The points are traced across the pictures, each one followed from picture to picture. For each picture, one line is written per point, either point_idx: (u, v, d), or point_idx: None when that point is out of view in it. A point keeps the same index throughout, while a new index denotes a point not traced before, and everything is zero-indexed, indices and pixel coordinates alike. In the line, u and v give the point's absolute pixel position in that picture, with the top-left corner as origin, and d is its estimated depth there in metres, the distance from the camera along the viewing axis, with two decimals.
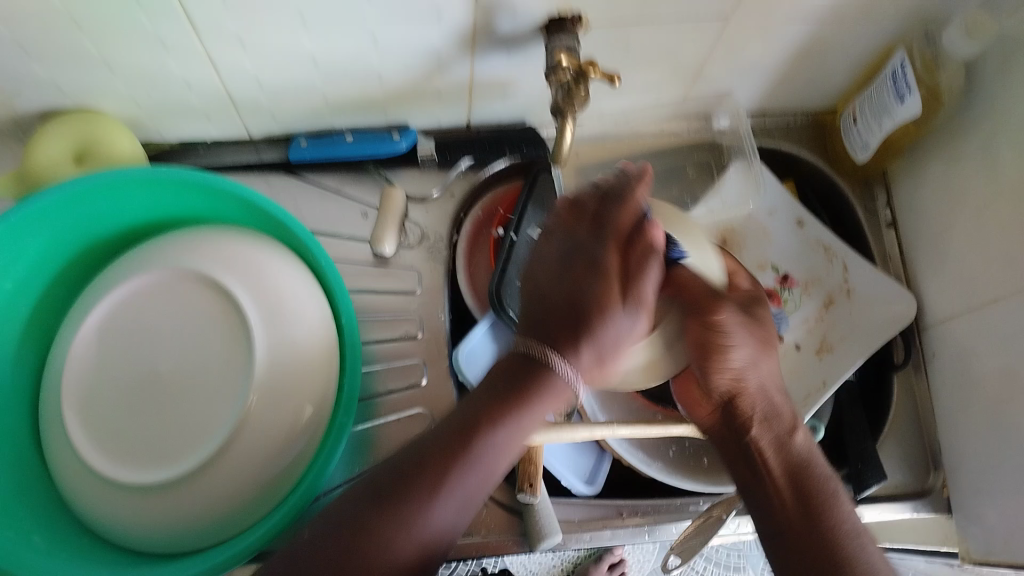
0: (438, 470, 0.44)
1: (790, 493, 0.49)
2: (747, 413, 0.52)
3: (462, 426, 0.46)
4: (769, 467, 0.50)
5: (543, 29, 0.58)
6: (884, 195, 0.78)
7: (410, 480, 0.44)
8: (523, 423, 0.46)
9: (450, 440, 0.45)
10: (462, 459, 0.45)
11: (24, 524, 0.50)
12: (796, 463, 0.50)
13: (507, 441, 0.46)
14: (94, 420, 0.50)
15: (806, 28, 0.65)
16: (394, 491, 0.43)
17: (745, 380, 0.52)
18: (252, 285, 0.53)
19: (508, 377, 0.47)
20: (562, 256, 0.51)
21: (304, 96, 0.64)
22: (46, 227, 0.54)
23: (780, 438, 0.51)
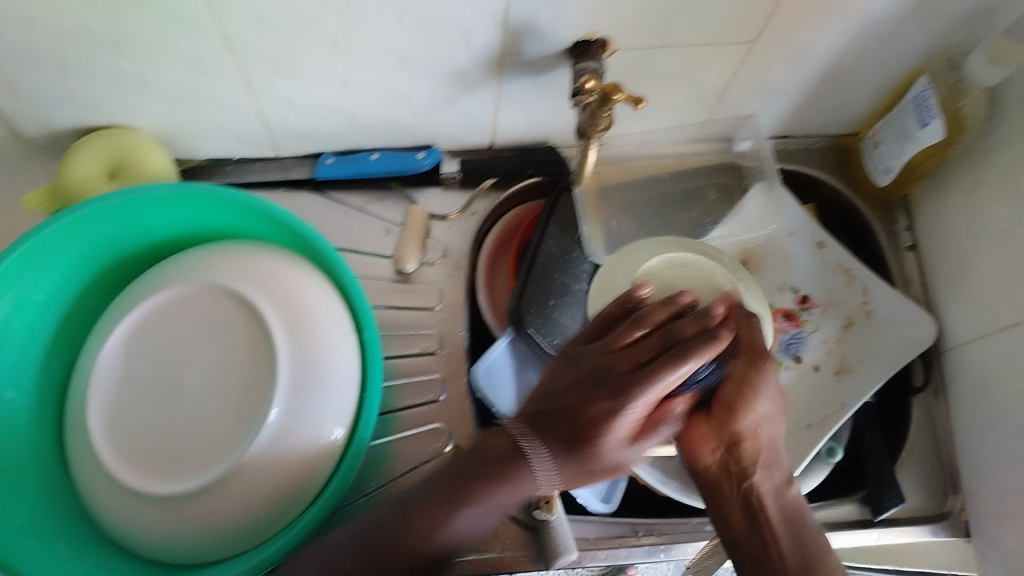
0: (437, 513, 0.48)
1: (784, 537, 0.49)
2: (749, 462, 0.51)
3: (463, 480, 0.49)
4: (766, 517, 0.50)
5: (569, 53, 0.59)
6: (905, 219, 0.77)
7: (411, 526, 0.48)
8: (503, 495, 0.48)
9: (449, 492, 0.49)
10: (459, 509, 0.48)
11: (47, 533, 0.52)
12: (792, 513, 0.50)
13: (486, 509, 0.48)
14: (120, 429, 0.51)
15: (828, 53, 0.65)
16: (397, 537, 0.47)
17: (758, 431, 0.51)
18: (275, 299, 0.54)
19: (482, 454, 0.49)
20: (586, 376, 0.48)
21: (331, 116, 0.65)
22: (77, 242, 0.55)
23: (777, 487, 0.51)
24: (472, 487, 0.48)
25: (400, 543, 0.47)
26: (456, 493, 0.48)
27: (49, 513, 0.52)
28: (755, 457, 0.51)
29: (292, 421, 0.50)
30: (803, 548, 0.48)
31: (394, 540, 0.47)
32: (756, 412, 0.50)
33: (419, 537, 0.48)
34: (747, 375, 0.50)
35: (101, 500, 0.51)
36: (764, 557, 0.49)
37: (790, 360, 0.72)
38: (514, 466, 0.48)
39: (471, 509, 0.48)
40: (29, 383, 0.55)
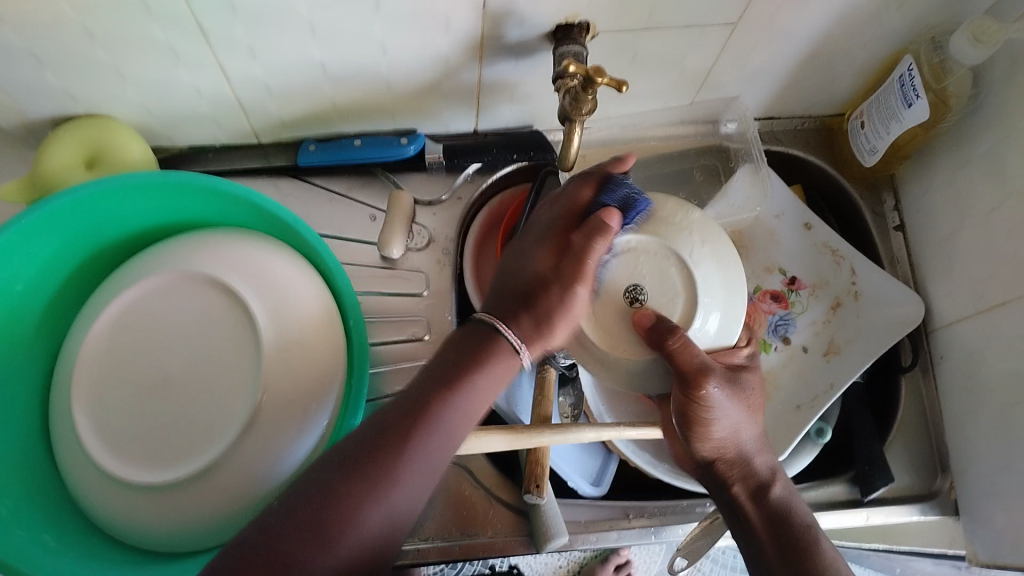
0: (390, 453, 0.44)
1: (782, 522, 0.51)
2: (725, 471, 0.54)
3: (418, 400, 0.46)
4: (751, 520, 0.52)
5: (551, 36, 0.59)
6: (891, 199, 0.78)
7: (378, 455, 0.43)
8: (476, 395, 0.47)
9: (404, 420, 0.45)
10: (412, 444, 0.44)
11: (38, 522, 0.51)
12: (774, 511, 0.52)
13: (457, 422, 0.46)
14: (104, 420, 0.51)
15: (812, 35, 0.65)
16: (366, 464, 0.43)
17: (726, 446, 0.53)
18: (259, 287, 0.53)
19: (463, 351, 0.48)
20: (530, 248, 0.53)
21: (312, 102, 0.64)
22: (57, 232, 0.54)
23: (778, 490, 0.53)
24: (442, 395, 0.46)
25: (369, 474, 0.43)
26: (429, 402, 0.46)
27: (38, 506, 0.52)
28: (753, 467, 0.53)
29: (278, 410, 0.50)
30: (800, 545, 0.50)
31: (362, 463, 0.43)
32: (712, 435, 0.52)
33: (384, 465, 0.43)
34: (690, 403, 0.50)
35: (90, 490, 0.51)
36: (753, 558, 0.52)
37: (779, 342, 0.71)
38: (496, 351, 0.48)
39: (444, 423, 0.46)
40: (14, 377, 0.54)
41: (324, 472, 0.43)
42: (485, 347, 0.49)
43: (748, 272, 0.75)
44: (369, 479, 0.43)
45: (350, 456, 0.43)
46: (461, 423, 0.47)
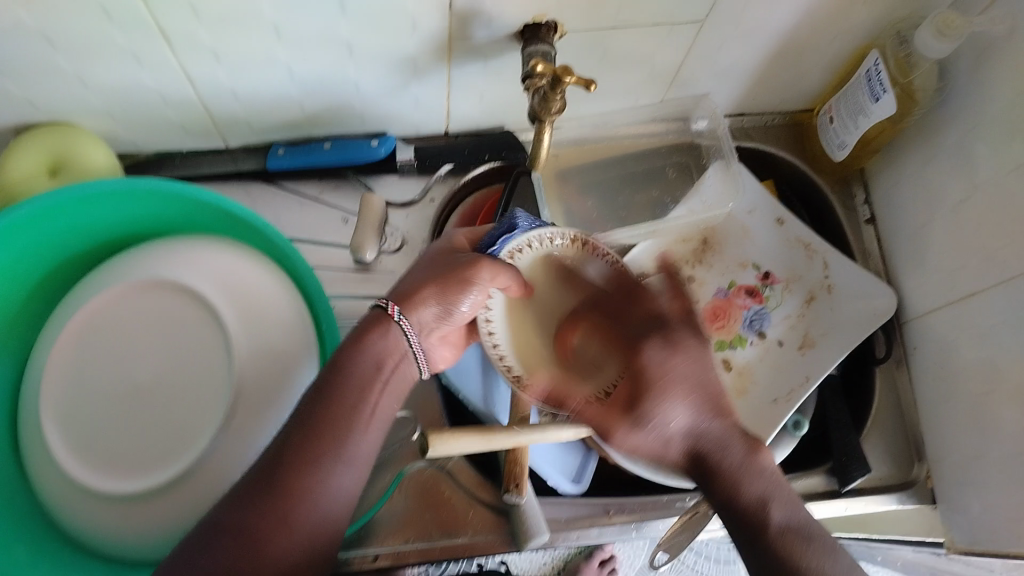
0: (300, 477, 0.44)
1: (756, 522, 0.46)
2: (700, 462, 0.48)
3: (311, 428, 0.45)
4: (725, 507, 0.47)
5: (519, 35, 0.58)
6: (862, 193, 0.78)
7: (294, 466, 0.44)
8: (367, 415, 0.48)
9: (302, 445, 0.45)
10: (319, 466, 0.44)
11: (8, 534, 0.50)
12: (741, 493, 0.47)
13: (370, 429, 0.48)
14: (75, 430, 0.50)
15: (780, 31, 0.65)
16: (285, 479, 0.43)
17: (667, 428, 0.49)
18: (229, 292, 0.53)
19: (355, 356, 0.49)
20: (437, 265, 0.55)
21: (281, 106, 0.64)
22: (23, 241, 0.53)
23: (737, 468, 0.47)
24: (342, 409, 0.46)
25: (273, 494, 0.43)
26: (339, 408, 0.46)
27: (8, 517, 0.50)
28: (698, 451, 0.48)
29: (252, 416, 0.49)
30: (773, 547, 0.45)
31: (278, 479, 0.43)
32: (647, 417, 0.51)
33: (291, 486, 0.43)
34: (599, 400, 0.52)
35: (62, 501, 0.49)
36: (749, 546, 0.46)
37: (755, 336, 0.72)
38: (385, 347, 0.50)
39: (358, 429, 0.47)
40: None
41: (240, 497, 0.42)
42: (379, 331, 0.50)
43: (720, 268, 0.75)
44: (292, 491, 0.43)
45: (263, 477, 0.43)
46: (367, 433, 0.47)
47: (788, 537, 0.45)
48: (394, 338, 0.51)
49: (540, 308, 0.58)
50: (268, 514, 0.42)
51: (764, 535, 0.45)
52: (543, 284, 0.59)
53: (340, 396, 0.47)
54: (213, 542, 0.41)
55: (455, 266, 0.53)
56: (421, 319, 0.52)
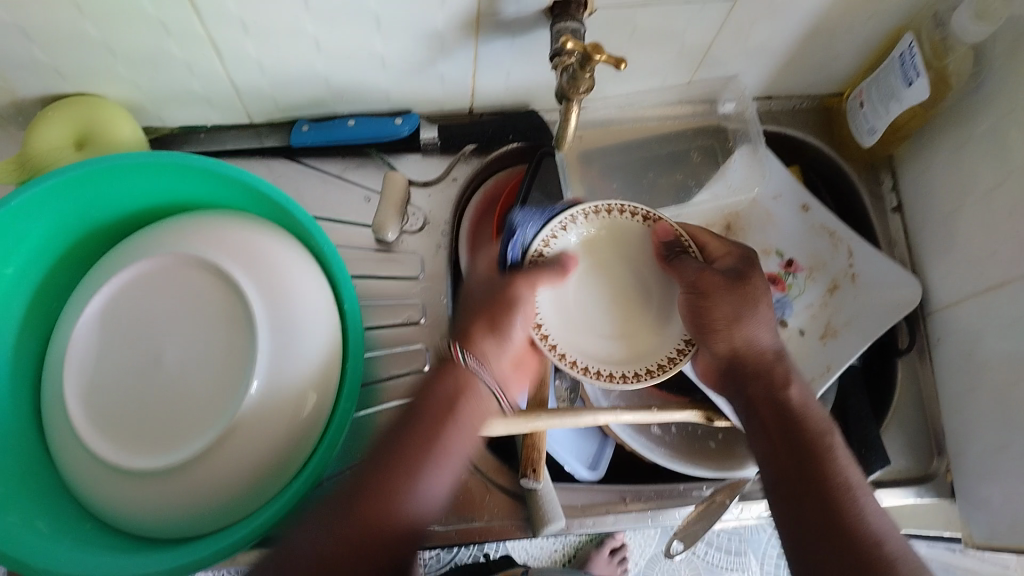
0: (378, 492, 0.45)
1: (783, 449, 0.52)
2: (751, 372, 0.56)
3: (391, 458, 0.47)
4: (769, 425, 0.54)
5: (549, 12, 0.57)
6: (890, 179, 0.77)
7: (368, 494, 0.45)
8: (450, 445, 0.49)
9: (382, 464, 0.47)
10: (400, 487, 0.46)
11: (30, 508, 0.51)
12: (786, 415, 0.53)
13: (447, 464, 0.48)
14: (97, 407, 0.50)
15: (813, 13, 0.64)
16: (358, 507, 0.45)
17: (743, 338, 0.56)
18: (253, 270, 0.53)
19: (431, 398, 0.50)
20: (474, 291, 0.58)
21: (306, 80, 0.63)
22: (48, 214, 0.54)
23: (770, 395, 0.55)
24: (420, 439, 0.48)
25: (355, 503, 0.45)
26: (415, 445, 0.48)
27: (31, 489, 0.51)
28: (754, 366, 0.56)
29: (271, 395, 0.50)
30: (804, 465, 0.50)
31: (352, 503, 0.45)
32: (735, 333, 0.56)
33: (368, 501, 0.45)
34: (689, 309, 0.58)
35: (85, 474, 0.50)
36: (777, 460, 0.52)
37: (777, 325, 0.71)
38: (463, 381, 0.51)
39: (434, 463, 0.48)
40: (4, 364, 0.53)
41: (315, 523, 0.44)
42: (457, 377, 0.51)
43: None
44: (367, 515, 0.44)
45: (340, 504, 0.45)
46: (446, 463, 0.48)
47: (821, 454, 0.51)
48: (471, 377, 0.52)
49: (600, 280, 0.63)
50: (342, 535, 0.43)
51: (803, 449, 0.51)
52: (614, 247, 0.63)
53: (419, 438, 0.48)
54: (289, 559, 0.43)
55: (496, 295, 0.55)
56: (484, 351, 0.53)
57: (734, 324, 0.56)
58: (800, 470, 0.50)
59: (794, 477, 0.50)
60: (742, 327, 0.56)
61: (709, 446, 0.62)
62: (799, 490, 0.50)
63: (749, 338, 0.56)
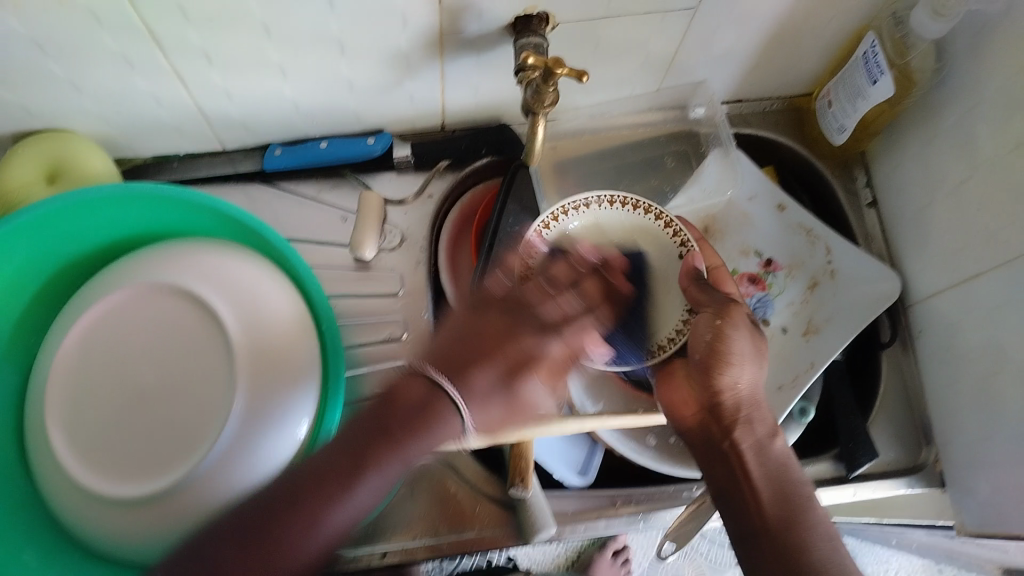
0: (304, 516, 0.41)
1: (767, 505, 0.47)
2: (733, 414, 0.51)
3: (339, 464, 0.42)
4: (747, 472, 0.49)
5: (511, 28, 0.57)
6: (863, 175, 0.78)
7: (286, 514, 0.41)
8: (400, 461, 0.44)
9: (323, 480, 0.42)
10: (332, 506, 0.41)
11: (16, 540, 0.50)
12: (775, 468, 0.49)
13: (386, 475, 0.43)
14: (79, 439, 0.50)
15: (775, 17, 0.65)
16: (267, 550, 0.40)
17: (741, 386, 0.51)
18: (231, 295, 0.53)
19: (399, 410, 0.44)
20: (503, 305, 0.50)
21: (275, 106, 0.63)
22: (21, 250, 0.54)
23: (759, 442, 0.50)
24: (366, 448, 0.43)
25: (274, 535, 0.40)
26: (351, 462, 0.43)
27: (14, 524, 0.51)
28: (735, 411, 0.51)
29: (255, 418, 0.49)
30: (783, 526, 0.46)
31: (264, 535, 0.40)
32: (734, 375, 0.50)
33: (290, 528, 0.40)
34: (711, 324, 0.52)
35: (67, 505, 0.50)
36: (745, 514, 0.48)
37: (759, 324, 0.71)
38: (439, 410, 0.45)
39: (356, 490, 0.42)
40: None
41: (216, 535, 0.40)
42: (437, 417, 0.45)
43: (722, 256, 0.74)
44: (267, 557, 0.39)
45: (250, 523, 0.40)
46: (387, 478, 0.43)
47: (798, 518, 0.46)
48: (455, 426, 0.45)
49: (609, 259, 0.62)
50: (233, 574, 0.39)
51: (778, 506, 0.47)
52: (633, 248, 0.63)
53: (357, 449, 0.43)
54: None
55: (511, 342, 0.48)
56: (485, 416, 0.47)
57: (728, 361, 0.50)
58: (779, 534, 0.46)
59: (766, 534, 0.46)
60: (737, 367, 0.51)
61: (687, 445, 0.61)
62: (769, 557, 0.46)
63: (736, 380, 0.51)
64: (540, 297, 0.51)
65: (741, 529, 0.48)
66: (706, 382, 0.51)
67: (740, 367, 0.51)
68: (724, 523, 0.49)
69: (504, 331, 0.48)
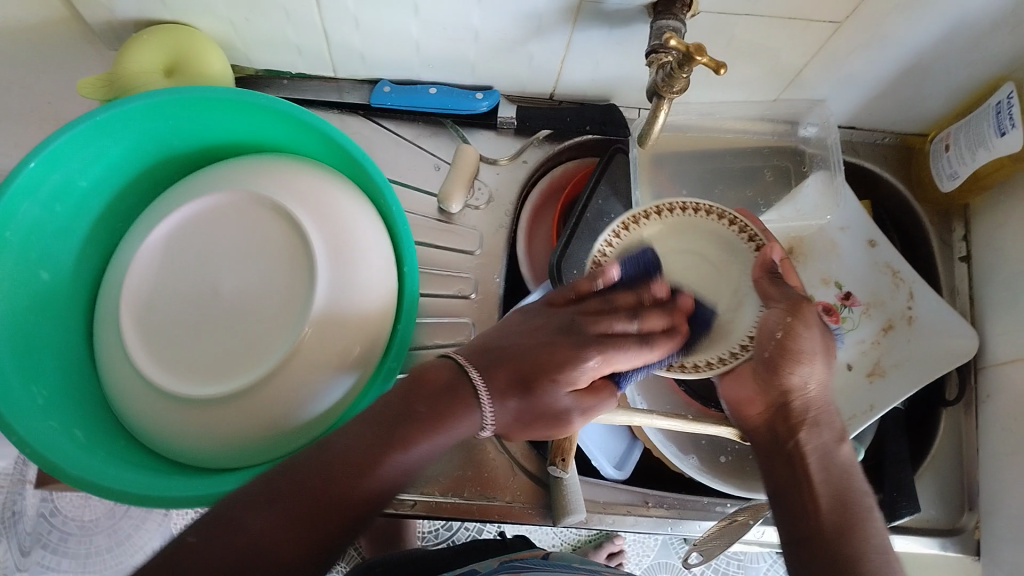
0: (343, 482, 0.40)
1: (824, 510, 0.46)
2: (798, 416, 0.50)
3: (371, 440, 0.42)
4: (808, 475, 0.48)
5: (653, 8, 0.56)
6: (962, 229, 0.75)
7: (322, 481, 0.40)
8: (424, 445, 0.44)
9: (357, 451, 0.42)
10: (370, 474, 0.41)
11: (70, 415, 0.52)
12: (839, 476, 0.48)
13: (413, 450, 0.43)
14: (154, 329, 0.52)
15: (917, 47, 0.63)
16: (306, 507, 0.39)
17: (806, 387, 0.50)
18: (321, 219, 0.53)
19: (419, 390, 0.45)
20: (556, 324, 0.50)
21: (396, 42, 0.64)
22: (128, 134, 0.55)
23: (824, 447, 0.49)
24: (393, 427, 0.43)
25: (309, 495, 0.39)
26: (384, 438, 0.43)
27: (71, 398, 0.53)
28: (802, 413, 0.50)
29: (321, 345, 0.50)
30: (840, 528, 0.45)
31: (300, 490, 0.39)
32: (805, 371, 0.50)
33: (325, 491, 0.40)
34: (786, 319, 0.51)
35: (125, 387, 0.52)
36: (804, 520, 0.46)
37: None
38: (461, 398, 0.45)
39: (389, 461, 0.42)
40: (55, 281, 0.55)
41: (250, 494, 0.39)
42: (460, 404, 0.45)
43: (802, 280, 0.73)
44: (302, 517, 0.39)
45: (283, 486, 0.40)
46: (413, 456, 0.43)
47: (853, 520, 0.45)
48: (472, 418, 0.45)
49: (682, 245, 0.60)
50: (263, 533, 0.38)
51: (834, 511, 0.46)
52: (701, 241, 0.60)
53: (385, 427, 0.43)
54: (206, 547, 0.37)
55: (537, 357, 0.47)
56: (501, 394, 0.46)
57: (797, 359, 0.50)
58: (835, 536, 0.45)
59: (821, 531, 0.45)
60: (803, 366, 0.50)
61: (720, 460, 0.61)
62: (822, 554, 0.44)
63: (805, 379, 0.50)
64: (595, 318, 0.50)
65: (796, 544, 0.46)
66: (771, 379, 0.50)
67: (808, 366, 0.50)
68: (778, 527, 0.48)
69: (540, 344, 0.48)
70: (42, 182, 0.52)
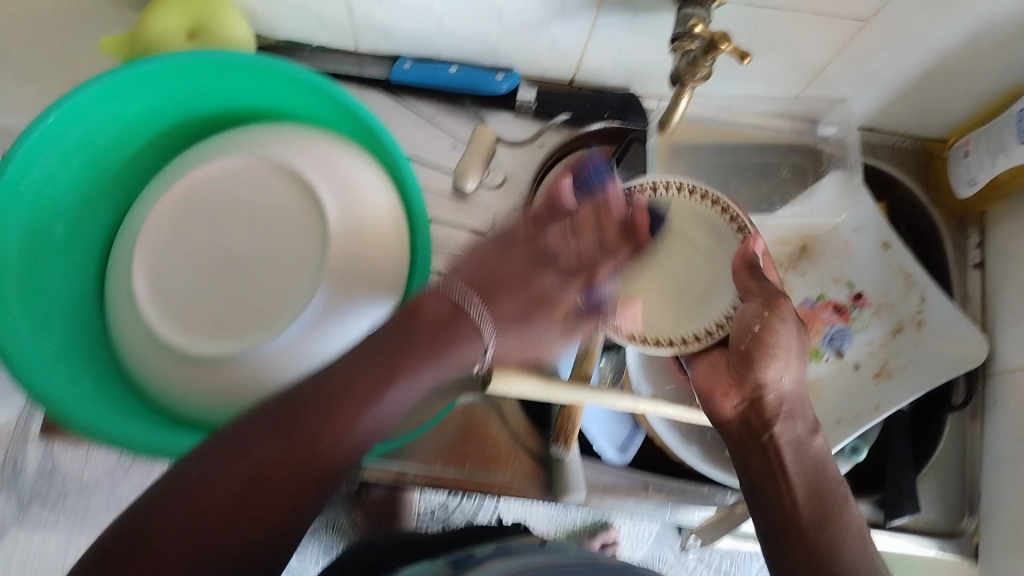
0: (345, 414, 0.40)
1: (801, 502, 0.46)
2: (772, 411, 0.49)
3: (367, 370, 0.41)
4: (784, 466, 0.47)
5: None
6: (977, 235, 0.74)
7: (322, 413, 0.39)
8: (422, 380, 0.43)
9: (351, 383, 0.41)
10: (369, 407, 0.41)
11: (77, 369, 0.52)
12: (812, 466, 0.47)
13: (411, 385, 0.43)
14: (167, 288, 0.52)
15: (944, 48, 0.62)
16: (294, 444, 0.38)
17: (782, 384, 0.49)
18: (337, 186, 0.54)
19: (418, 320, 0.44)
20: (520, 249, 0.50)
21: (418, 17, 0.63)
22: (148, 94, 0.55)
23: (799, 438, 0.48)
24: (389, 355, 0.42)
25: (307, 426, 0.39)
26: (384, 367, 0.42)
27: (79, 351, 0.53)
28: (776, 406, 0.49)
29: (333, 310, 0.50)
30: (815, 522, 0.45)
31: (291, 425, 0.39)
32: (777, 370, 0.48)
33: (326, 421, 0.39)
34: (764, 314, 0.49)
35: (132, 343, 0.52)
36: (779, 513, 0.46)
37: (831, 353, 0.70)
38: (463, 332, 0.44)
39: (383, 395, 0.41)
40: (65, 239, 0.55)
41: (250, 420, 0.39)
42: (459, 339, 0.44)
43: (812, 279, 0.72)
44: (299, 448, 0.38)
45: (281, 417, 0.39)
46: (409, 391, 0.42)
47: (827, 512, 0.45)
48: (469, 351, 0.44)
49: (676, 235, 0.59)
50: (261, 464, 0.37)
51: (812, 504, 0.46)
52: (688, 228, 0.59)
53: (384, 357, 0.42)
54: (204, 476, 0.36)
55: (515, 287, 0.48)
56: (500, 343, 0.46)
57: (772, 353, 0.48)
58: (814, 535, 0.44)
59: (794, 526, 0.45)
60: (780, 361, 0.48)
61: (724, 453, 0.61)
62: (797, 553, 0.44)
63: (780, 375, 0.49)
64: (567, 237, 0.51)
65: (771, 538, 0.46)
66: (744, 374, 0.49)
67: (784, 363, 0.49)
68: (753, 517, 0.47)
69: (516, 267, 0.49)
70: (64, 136, 0.52)
